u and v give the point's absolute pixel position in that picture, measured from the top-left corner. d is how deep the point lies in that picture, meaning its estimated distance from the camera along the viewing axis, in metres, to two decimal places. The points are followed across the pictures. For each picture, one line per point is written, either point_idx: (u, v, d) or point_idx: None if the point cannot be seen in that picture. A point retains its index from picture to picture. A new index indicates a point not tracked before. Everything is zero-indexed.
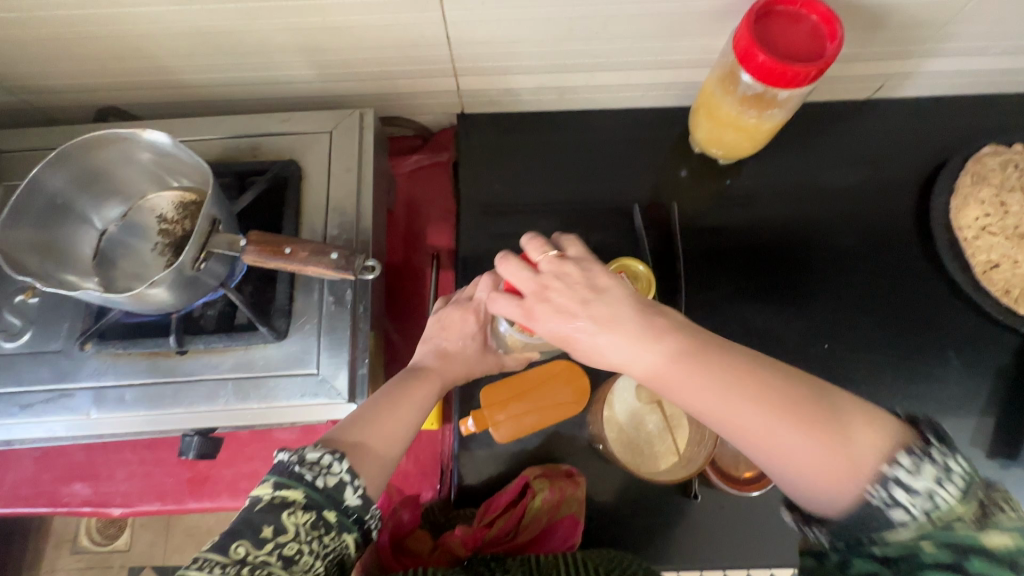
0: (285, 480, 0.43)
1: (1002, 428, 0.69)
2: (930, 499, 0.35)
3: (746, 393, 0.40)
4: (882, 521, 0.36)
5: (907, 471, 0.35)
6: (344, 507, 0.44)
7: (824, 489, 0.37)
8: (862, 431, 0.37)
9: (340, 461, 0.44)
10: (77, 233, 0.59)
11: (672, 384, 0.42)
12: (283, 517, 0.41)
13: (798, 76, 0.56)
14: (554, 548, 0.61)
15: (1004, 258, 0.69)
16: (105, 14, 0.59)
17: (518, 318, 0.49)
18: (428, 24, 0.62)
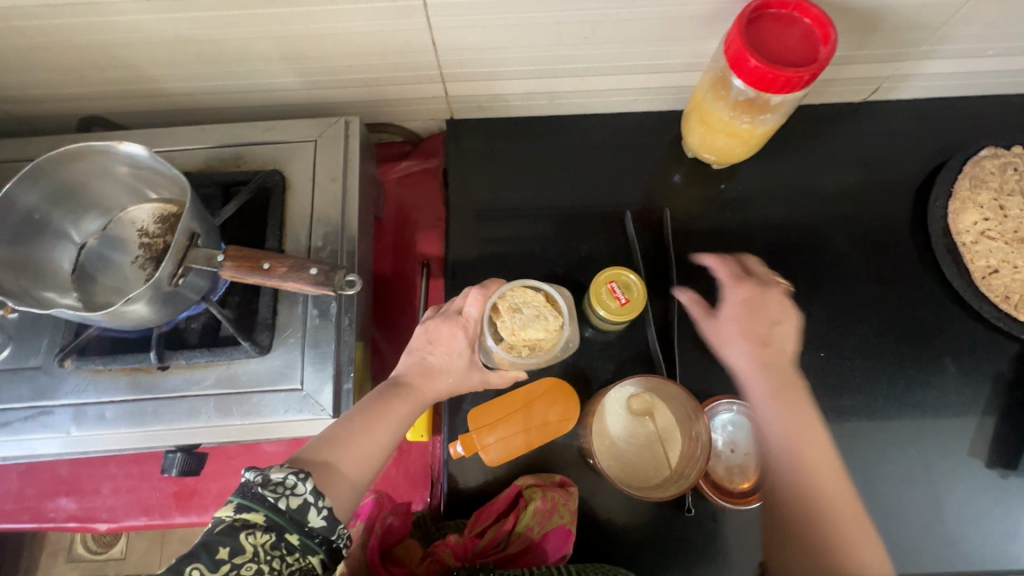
0: (247, 502, 0.42)
1: (1000, 436, 0.68)
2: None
3: (831, 470, 0.51)
4: None
5: None
6: (307, 528, 0.43)
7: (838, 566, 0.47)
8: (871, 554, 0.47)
9: (304, 482, 0.43)
10: (54, 247, 0.58)
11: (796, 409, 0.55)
12: (241, 539, 0.40)
13: (790, 81, 0.55)
14: (544, 560, 0.60)
15: (1003, 263, 0.68)
16: (82, 24, 0.57)
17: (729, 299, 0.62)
18: (414, 31, 0.61)
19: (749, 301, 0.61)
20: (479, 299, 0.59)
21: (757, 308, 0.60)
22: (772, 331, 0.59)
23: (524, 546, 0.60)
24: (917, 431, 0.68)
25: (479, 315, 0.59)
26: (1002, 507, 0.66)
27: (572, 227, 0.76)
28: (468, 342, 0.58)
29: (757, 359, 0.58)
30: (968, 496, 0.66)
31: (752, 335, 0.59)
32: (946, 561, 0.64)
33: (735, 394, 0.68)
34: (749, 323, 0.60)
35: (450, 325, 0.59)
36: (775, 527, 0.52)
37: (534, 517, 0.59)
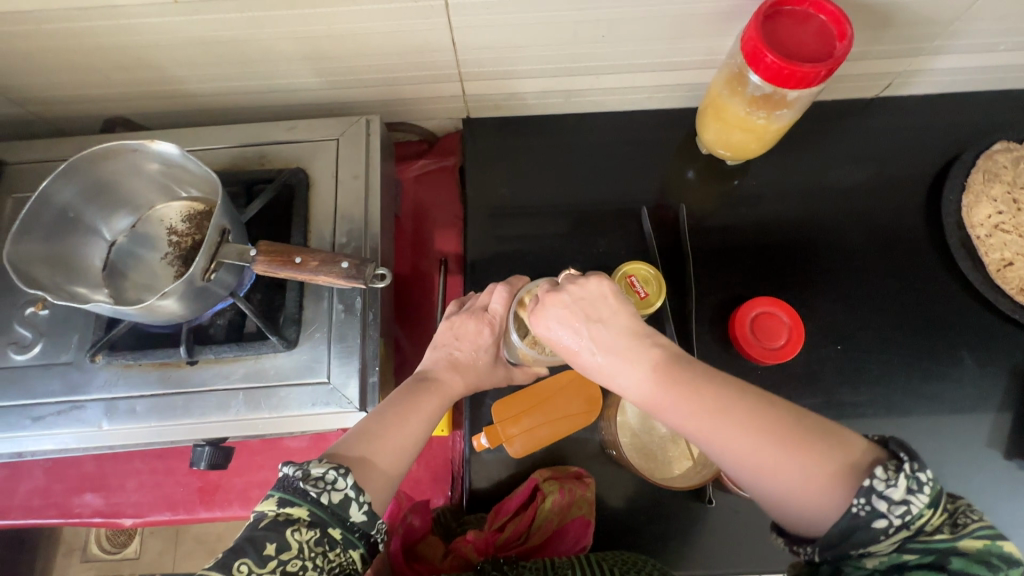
0: (289, 497, 0.43)
1: (1017, 428, 0.68)
2: (908, 508, 0.37)
3: (734, 409, 0.42)
4: (868, 533, 0.37)
5: (884, 482, 0.37)
6: (349, 523, 0.43)
7: (812, 503, 0.39)
8: (834, 459, 0.39)
9: (345, 477, 0.44)
10: (86, 244, 0.59)
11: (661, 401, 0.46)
12: (287, 534, 0.41)
13: (807, 76, 0.56)
14: (565, 552, 0.60)
15: (1018, 256, 0.68)
16: (112, 26, 0.59)
17: (571, 326, 0.53)
18: (434, 30, 0.62)
19: (543, 320, 0.54)
20: (504, 297, 0.62)
21: (557, 316, 0.54)
22: (591, 327, 0.52)
23: (545, 538, 0.61)
24: (935, 422, 0.69)
25: (503, 312, 0.61)
26: (1021, 498, 0.66)
27: (588, 224, 0.77)
28: (493, 338, 0.61)
29: (650, 381, 0.47)
30: (987, 486, 0.67)
31: (574, 341, 0.52)
32: None
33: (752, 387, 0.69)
34: (565, 325, 0.53)
35: (475, 320, 0.62)
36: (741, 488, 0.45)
37: (553, 507, 0.59)
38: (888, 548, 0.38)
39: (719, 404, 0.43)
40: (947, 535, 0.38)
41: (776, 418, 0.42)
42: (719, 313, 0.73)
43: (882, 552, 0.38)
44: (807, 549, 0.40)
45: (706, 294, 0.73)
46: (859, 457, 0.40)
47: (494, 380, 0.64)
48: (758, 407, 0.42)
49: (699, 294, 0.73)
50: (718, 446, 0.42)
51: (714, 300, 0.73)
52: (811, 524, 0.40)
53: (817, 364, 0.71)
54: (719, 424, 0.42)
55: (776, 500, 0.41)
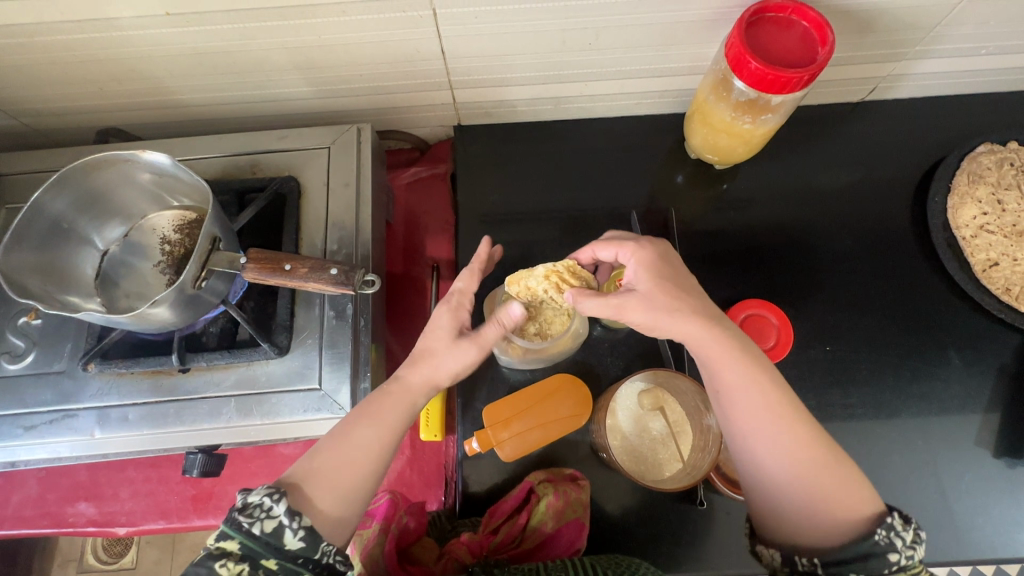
0: (225, 528, 0.44)
1: (1006, 427, 0.69)
2: (914, 554, 0.42)
3: (790, 407, 0.49)
4: (880, 560, 0.42)
5: (900, 521, 0.43)
6: (284, 551, 0.44)
7: (832, 519, 0.44)
8: (859, 491, 0.45)
9: (277, 505, 0.44)
10: (78, 254, 0.59)
11: (724, 365, 0.50)
12: (216, 568, 0.42)
13: (790, 82, 0.56)
14: (559, 554, 0.61)
15: (1003, 256, 0.69)
16: (104, 38, 0.59)
17: (659, 271, 0.56)
18: (423, 40, 0.63)
19: (641, 261, 0.57)
20: (466, 277, 0.60)
21: (661, 260, 0.57)
22: (678, 279, 0.56)
23: (539, 541, 0.61)
24: (923, 423, 0.69)
25: (465, 292, 0.59)
26: (1010, 498, 0.67)
27: (578, 229, 0.78)
28: (452, 320, 0.57)
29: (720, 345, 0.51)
30: (977, 484, 0.67)
31: (662, 287, 0.55)
32: (957, 549, 0.65)
33: None
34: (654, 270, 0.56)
35: (442, 303, 0.59)
36: (758, 495, 0.49)
37: (547, 511, 0.60)
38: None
39: (782, 405, 0.49)
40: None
41: (821, 438, 0.48)
42: None
43: None
44: (809, 560, 0.44)
45: None
46: (878, 501, 0.46)
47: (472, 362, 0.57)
48: (808, 422, 0.49)
49: None
50: (769, 440, 0.48)
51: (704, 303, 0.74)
52: (823, 539, 0.44)
53: (806, 366, 0.71)
54: (774, 416, 0.48)
55: (799, 508, 0.46)
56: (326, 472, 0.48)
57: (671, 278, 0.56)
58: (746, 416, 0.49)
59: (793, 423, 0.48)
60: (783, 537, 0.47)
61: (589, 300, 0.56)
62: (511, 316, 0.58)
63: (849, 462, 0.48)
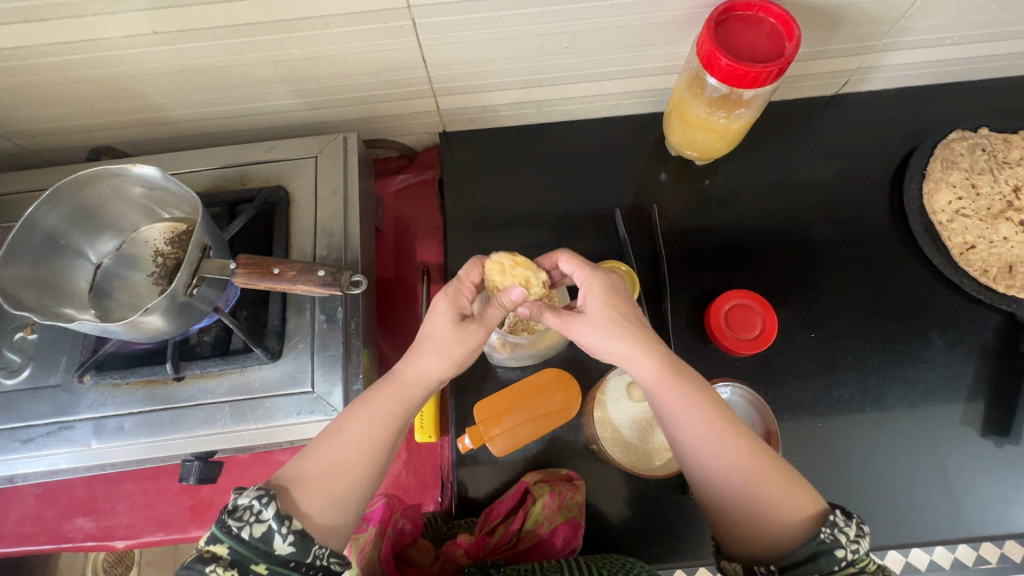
0: (215, 533, 0.44)
1: (991, 406, 0.70)
2: (859, 546, 0.43)
3: (728, 421, 0.50)
4: (827, 557, 0.42)
5: (841, 516, 0.44)
6: (274, 555, 0.44)
7: (781, 526, 0.45)
8: (803, 494, 0.46)
9: (267, 508, 0.44)
10: (72, 267, 0.61)
11: (664, 387, 0.52)
12: (207, 572, 0.42)
13: (760, 76, 0.58)
14: (555, 555, 0.62)
15: (979, 239, 0.71)
16: (94, 59, 0.61)
17: (602, 297, 0.55)
18: (403, 49, 0.65)
19: (591, 285, 0.56)
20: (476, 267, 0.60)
21: (610, 285, 0.56)
22: (620, 301, 0.56)
23: (534, 543, 0.62)
24: (909, 405, 0.70)
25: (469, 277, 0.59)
26: (999, 476, 0.67)
27: (564, 228, 0.80)
28: (448, 301, 0.56)
29: (659, 367, 0.52)
30: (965, 464, 0.68)
31: (603, 313, 0.55)
32: (946, 529, 0.66)
33: (731, 378, 0.71)
34: (596, 297, 0.56)
35: (440, 291, 0.57)
36: (716, 511, 0.50)
37: (544, 510, 0.60)
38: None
39: (721, 421, 0.50)
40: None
41: (762, 446, 0.49)
42: (695, 309, 0.74)
43: None
44: (768, 568, 0.45)
45: (681, 291, 0.75)
46: (821, 498, 0.47)
47: (472, 346, 0.55)
48: (748, 433, 0.50)
49: (675, 290, 0.75)
50: (713, 457, 0.49)
51: (689, 296, 0.75)
52: (777, 547, 0.45)
53: (792, 353, 0.72)
54: (713, 432, 0.49)
55: (751, 519, 0.47)
56: (317, 474, 0.48)
57: (613, 300, 0.56)
58: (688, 435, 0.50)
59: (732, 436, 0.49)
60: (744, 549, 0.48)
61: (548, 312, 0.56)
62: (511, 297, 0.54)
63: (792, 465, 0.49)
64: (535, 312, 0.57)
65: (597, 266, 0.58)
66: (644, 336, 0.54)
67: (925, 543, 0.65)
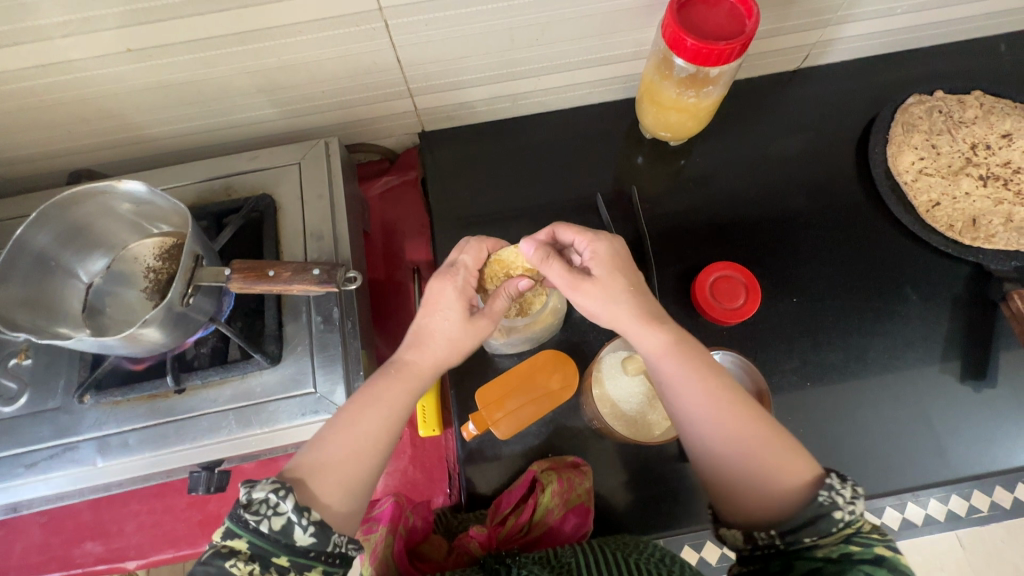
0: (234, 528, 0.44)
1: (966, 353, 0.73)
2: (855, 506, 0.45)
3: (725, 386, 0.51)
4: (827, 519, 0.44)
5: (839, 479, 0.45)
6: (295, 547, 0.44)
7: (778, 489, 0.46)
8: (800, 458, 0.47)
9: (284, 501, 0.44)
10: (64, 287, 0.61)
11: (659, 350, 0.54)
12: (227, 567, 0.43)
13: (724, 53, 0.60)
14: (567, 539, 0.64)
15: (942, 196, 0.74)
16: (68, 81, 0.61)
17: (603, 265, 0.57)
18: (377, 52, 0.66)
19: (596, 249, 0.58)
20: (473, 250, 0.59)
21: (615, 253, 0.58)
22: (622, 268, 0.57)
23: (545, 530, 0.64)
24: (890, 358, 0.73)
25: (471, 265, 0.59)
26: (979, 418, 0.71)
27: (548, 217, 0.81)
28: (456, 294, 0.57)
29: (656, 332, 0.54)
30: (947, 410, 0.71)
31: (610, 279, 0.56)
32: (934, 473, 0.69)
33: (720, 347, 0.73)
34: (600, 265, 0.57)
35: (444, 283, 0.57)
36: (710, 475, 0.51)
37: (553, 498, 0.61)
38: (837, 539, 0.44)
39: (719, 384, 0.51)
40: (878, 536, 0.44)
41: (759, 412, 0.50)
42: (681, 284, 0.77)
43: (831, 544, 0.44)
44: (767, 533, 0.46)
45: (665, 268, 0.78)
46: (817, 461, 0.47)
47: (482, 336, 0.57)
48: (745, 399, 0.51)
49: (660, 268, 0.77)
50: (710, 419, 0.50)
51: (674, 273, 0.77)
52: (777, 511, 0.46)
53: (777, 319, 0.75)
54: (711, 395, 0.51)
55: (749, 483, 0.47)
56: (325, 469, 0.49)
57: (614, 267, 0.57)
58: (685, 399, 0.52)
59: (729, 399, 0.50)
60: (740, 515, 0.48)
61: (554, 271, 0.57)
62: (518, 285, 0.58)
63: (788, 431, 0.50)
64: (539, 259, 0.58)
65: (600, 234, 0.59)
66: (644, 305, 0.56)
67: (915, 487, 0.69)
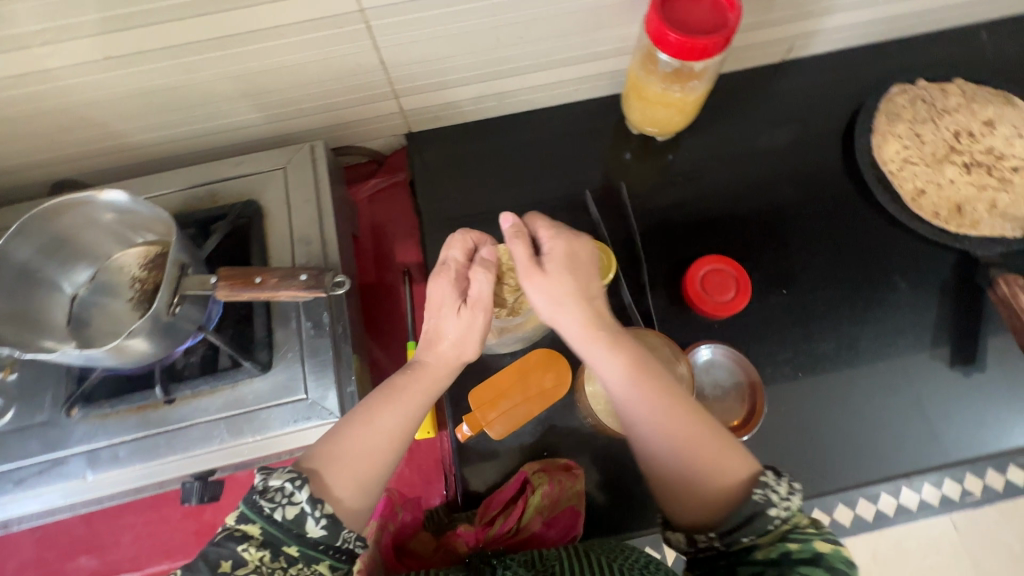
0: (248, 513, 0.44)
1: (954, 338, 0.74)
2: (790, 502, 0.46)
3: (665, 386, 0.52)
4: (762, 519, 0.45)
5: (772, 476, 0.46)
6: (306, 537, 0.44)
7: (714, 490, 0.47)
8: (737, 457, 0.48)
9: (300, 491, 0.44)
10: (48, 300, 0.60)
11: (601, 352, 0.54)
12: (240, 551, 0.43)
13: (707, 48, 0.60)
14: (556, 541, 0.63)
15: (927, 184, 0.75)
16: (46, 90, 0.60)
17: (556, 259, 0.57)
18: (360, 53, 0.65)
19: (553, 243, 0.58)
20: (460, 244, 0.59)
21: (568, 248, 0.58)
22: (573, 265, 0.57)
23: (533, 532, 0.63)
24: (880, 346, 0.74)
25: (461, 258, 0.58)
26: (968, 402, 0.72)
27: (537, 215, 0.81)
28: (449, 287, 0.56)
29: (597, 334, 0.54)
30: (937, 395, 0.72)
31: (561, 274, 0.56)
32: (926, 457, 0.70)
33: (712, 340, 0.73)
34: (553, 258, 0.57)
35: (436, 279, 0.57)
36: (652, 477, 0.51)
37: (542, 500, 0.61)
38: (774, 537, 0.45)
39: (658, 385, 0.51)
40: (814, 530, 0.46)
41: (698, 412, 0.51)
42: (672, 278, 0.77)
43: (768, 544, 0.45)
44: (707, 536, 0.47)
45: (656, 263, 0.78)
46: (755, 458, 0.48)
47: (478, 326, 0.56)
48: (684, 399, 0.51)
49: (650, 263, 0.78)
50: (649, 421, 0.50)
51: (665, 268, 0.77)
52: (714, 511, 0.47)
53: (768, 311, 0.75)
54: (649, 396, 0.51)
55: (687, 485, 0.48)
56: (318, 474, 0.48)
57: (566, 262, 0.57)
58: (625, 401, 0.52)
59: (667, 400, 0.50)
60: (682, 517, 0.49)
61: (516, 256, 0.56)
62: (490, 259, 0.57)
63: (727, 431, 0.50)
64: (510, 233, 0.57)
65: (554, 229, 0.59)
66: (588, 305, 0.56)
67: (908, 472, 0.69)
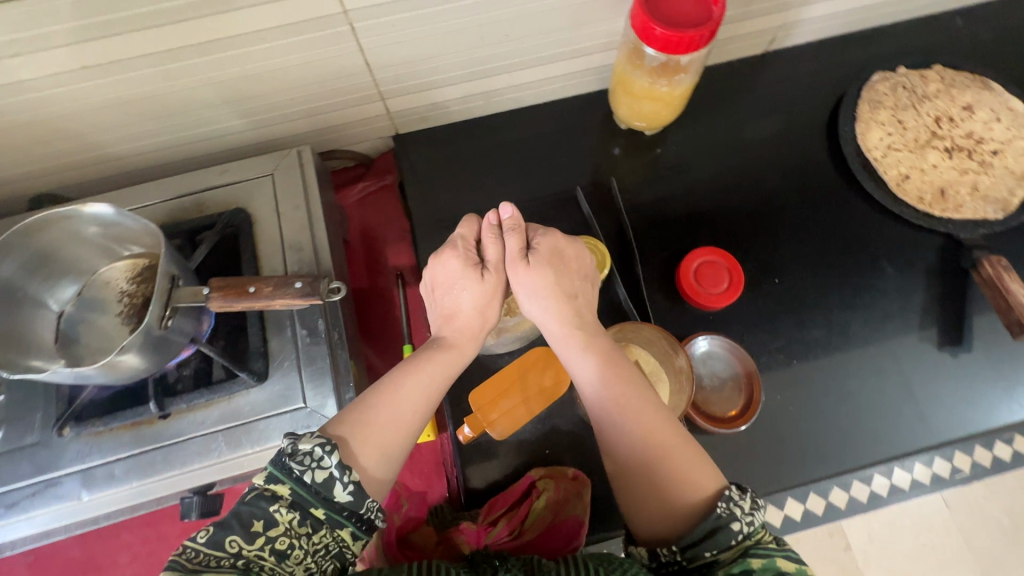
0: (278, 474, 0.44)
1: (941, 320, 0.75)
2: (753, 518, 0.45)
3: (637, 394, 0.53)
4: (726, 531, 0.45)
5: (735, 489, 0.47)
6: (333, 503, 0.44)
7: (675, 502, 0.47)
8: (703, 471, 0.48)
9: (330, 456, 0.44)
10: (33, 318, 0.58)
11: (575, 358, 0.56)
12: (270, 511, 0.43)
13: (693, 40, 0.61)
14: (557, 550, 0.63)
15: (911, 169, 0.76)
16: (21, 102, 0.59)
17: (544, 258, 0.59)
18: (345, 56, 0.64)
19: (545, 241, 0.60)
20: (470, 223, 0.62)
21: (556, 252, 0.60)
22: (560, 268, 0.59)
23: (534, 536, 0.64)
24: (871, 331, 0.75)
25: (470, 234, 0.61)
26: (957, 382, 0.73)
27: (529, 213, 0.81)
28: (462, 261, 0.59)
29: (572, 339, 0.56)
30: (927, 376, 0.73)
31: (547, 274, 0.58)
32: (918, 438, 0.71)
33: (707, 331, 0.74)
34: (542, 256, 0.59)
35: (447, 254, 0.60)
36: (620, 485, 0.52)
37: (547, 504, 0.62)
38: (736, 553, 0.44)
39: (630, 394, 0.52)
40: (776, 547, 0.45)
41: (668, 423, 0.51)
42: (665, 272, 0.77)
43: (730, 560, 0.44)
44: (669, 550, 0.47)
45: (648, 257, 0.78)
46: (721, 475, 0.49)
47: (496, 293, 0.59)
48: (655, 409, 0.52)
49: (643, 258, 0.78)
50: (617, 428, 0.52)
51: (657, 261, 0.78)
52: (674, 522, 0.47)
53: (760, 300, 0.76)
54: (621, 402, 0.52)
55: (651, 495, 0.49)
56: None
57: (553, 263, 0.59)
58: (596, 404, 0.53)
59: (637, 405, 0.52)
60: (645, 530, 0.50)
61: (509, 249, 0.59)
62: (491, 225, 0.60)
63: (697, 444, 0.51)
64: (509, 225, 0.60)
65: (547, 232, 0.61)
66: (568, 310, 0.57)
67: (901, 454, 0.71)
